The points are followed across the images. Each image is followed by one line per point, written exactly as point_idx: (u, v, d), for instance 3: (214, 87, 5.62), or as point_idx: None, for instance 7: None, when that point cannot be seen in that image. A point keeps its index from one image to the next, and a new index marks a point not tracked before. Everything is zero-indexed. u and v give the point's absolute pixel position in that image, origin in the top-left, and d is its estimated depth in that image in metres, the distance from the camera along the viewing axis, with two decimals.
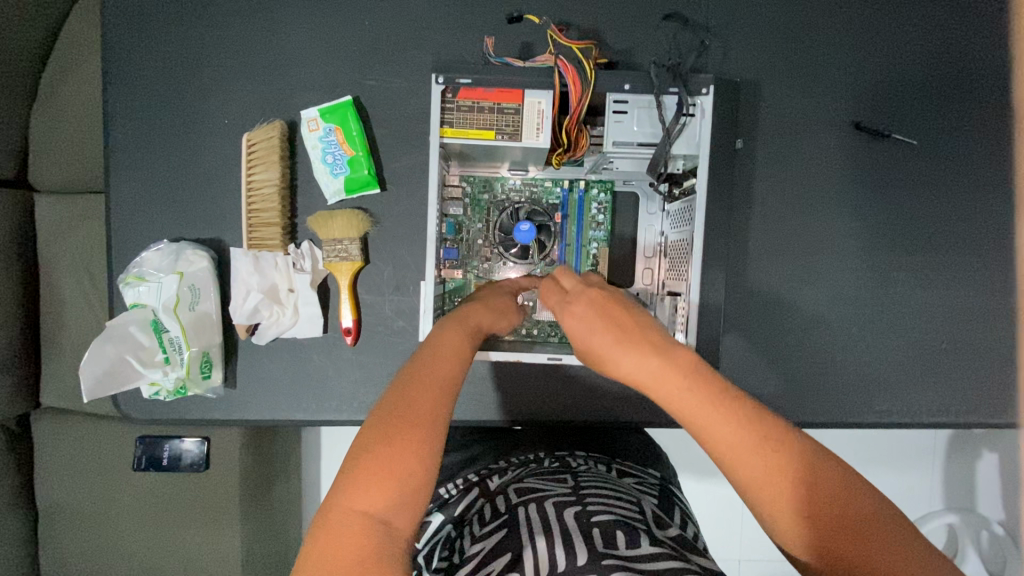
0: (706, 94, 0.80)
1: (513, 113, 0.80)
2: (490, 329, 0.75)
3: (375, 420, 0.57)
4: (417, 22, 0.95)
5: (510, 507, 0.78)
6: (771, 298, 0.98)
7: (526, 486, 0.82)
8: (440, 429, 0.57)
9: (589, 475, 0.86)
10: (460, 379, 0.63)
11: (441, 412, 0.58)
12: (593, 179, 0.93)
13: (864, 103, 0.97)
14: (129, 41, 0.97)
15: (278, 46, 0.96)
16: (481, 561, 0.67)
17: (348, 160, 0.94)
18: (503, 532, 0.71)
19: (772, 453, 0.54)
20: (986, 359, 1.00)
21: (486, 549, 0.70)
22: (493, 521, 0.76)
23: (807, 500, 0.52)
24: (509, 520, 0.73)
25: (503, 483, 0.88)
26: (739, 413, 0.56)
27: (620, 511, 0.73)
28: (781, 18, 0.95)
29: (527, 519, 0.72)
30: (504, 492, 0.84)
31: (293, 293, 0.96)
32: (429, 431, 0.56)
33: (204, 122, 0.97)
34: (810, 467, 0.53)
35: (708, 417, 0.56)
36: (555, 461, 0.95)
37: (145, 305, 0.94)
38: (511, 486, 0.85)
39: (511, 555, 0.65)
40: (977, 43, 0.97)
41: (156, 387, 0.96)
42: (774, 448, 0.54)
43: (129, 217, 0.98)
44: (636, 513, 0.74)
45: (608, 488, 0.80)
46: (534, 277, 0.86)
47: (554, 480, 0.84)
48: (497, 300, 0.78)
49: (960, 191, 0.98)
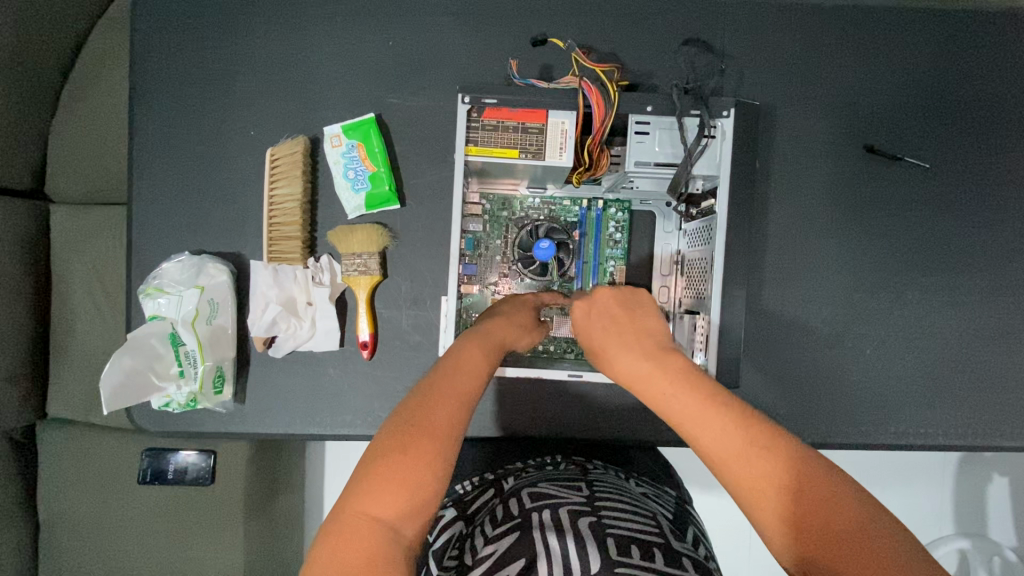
0: (727, 116, 0.80)
1: (537, 133, 0.81)
2: (511, 345, 0.76)
3: (392, 425, 0.57)
4: (442, 43, 0.97)
5: (524, 509, 0.77)
6: (784, 317, 0.98)
7: (541, 491, 0.81)
8: (455, 443, 0.57)
9: (605, 484, 0.86)
10: (477, 396, 0.63)
11: (457, 425, 0.58)
12: (610, 199, 0.95)
13: (876, 127, 0.99)
14: (156, 57, 0.99)
15: (305, 63, 0.98)
16: (493, 560, 0.67)
17: (369, 176, 0.95)
18: (517, 535, 0.71)
19: (764, 453, 0.52)
20: (1001, 381, 1.00)
21: (499, 551, 0.69)
22: (507, 521, 0.75)
23: (798, 508, 0.50)
24: (523, 524, 0.73)
25: (517, 484, 0.87)
26: (740, 418, 0.55)
27: (635, 525, 0.73)
28: (796, 44, 0.97)
29: (542, 523, 0.71)
30: (517, 495, 0.82)
31: (311, 306, 0.96)
32: (443, 443, 0.56)
33: (229, 137, 0.99)
34: (809, 476, 0.50)
35: (706, 420, 0.56)
36: (571, 465, 0.94)
37: (164, 317, 0.94)
38: (525, 487, 0.84)
39: (525, 561, 0.65)
40: (989, 70, 0.99)
41: (167, 399, 0.94)
42: (765, 449, 0.53)
43: (149, 230, 0.99)
44: (651, 528, 0.74)
45: (623, 500, 0.80)
46: (559, 294, 0.87)
47: (569, 487, 0.83)
48: (519, 315, 0.79)
49: (974, 212, 0.99)
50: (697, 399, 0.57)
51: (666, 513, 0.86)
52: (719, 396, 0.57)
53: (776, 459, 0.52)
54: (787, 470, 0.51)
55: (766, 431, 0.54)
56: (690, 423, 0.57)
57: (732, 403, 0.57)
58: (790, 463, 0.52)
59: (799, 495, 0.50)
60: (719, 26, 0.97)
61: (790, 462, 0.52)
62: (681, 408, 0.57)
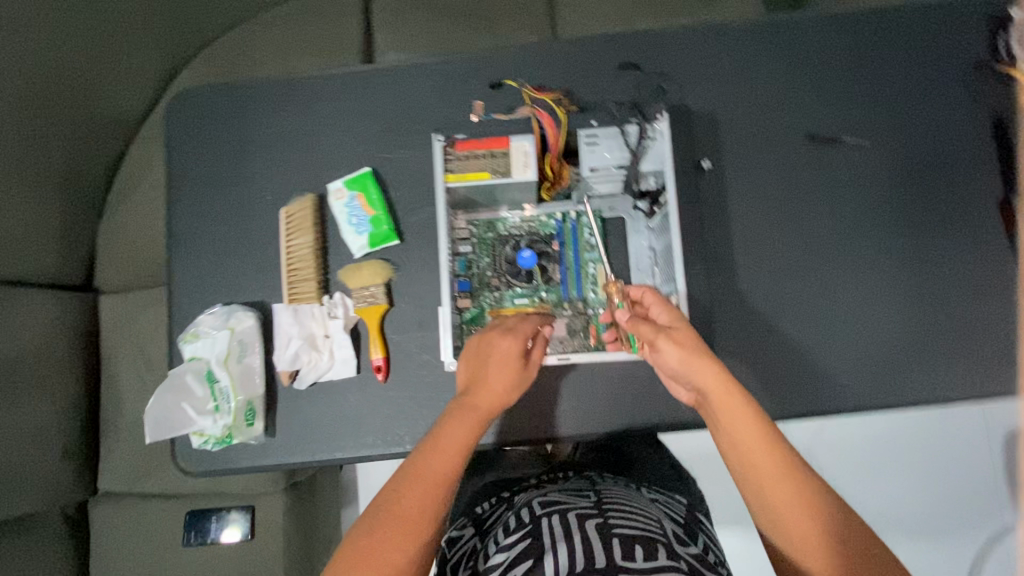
0: (661, 119, 1.03)
1: (503, 156, 0.98)
2: (485, 398, 0.86)
3: (381, 505, 0.77)
4: (420, 102, 1.15)
5: (534, 515, 0.83)
6: (759, 294, 1.06)
7: (550, 498, 0.87)
8: (428, 520, 0.76)
9: (613, 491, 0.91)
10: (456, 470, 0.80)
11: (432, 503, 0.77)
12: (583, 210, 1.06)
13: (811, 117, 1.10)
14: (187, 151, 1.18)
15: (309, 136, 1.16)
16: (503, 566, 0.75)
17: (370, 219, 1.09)
18: (526, 541, 0.77)
19: (802, 491, 0.74)
20: (979, 329, 1.04)
21: (509, 558, 0.75)
22: (516, 530, 0.81)
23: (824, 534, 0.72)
24: (532, 529, 0.79)
25: (527, 496, 0.93)
26: (789, 468, 0.75)
27: (641, 524, 0.79)
28: (724, 59, 1.12)
29: (551, 531, 0.77)
30: (527, 504, 0.88)
31: (328, 339, 1.07)
32: (421, 524, 0.75)
33: (249, 205, 1.15)
34: (831, 513, 0.73)
35: (766, 467, 0.76)
36: (582, 479, 1.00)
37: (201, 358, 1.07)
38: (534, 497, 0.89)
39: (532, 562, 0.73)
40: (903, 55, 1.11)
41: (204, 436, 1.06)
42: (804, 492, 0.74)
43: (186, 294, 1.14)
44: (656, 527, 0.79)
45: (630, 504, 0.86)
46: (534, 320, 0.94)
47: (577, 493, 0.89)
48: (496, 360, 0.88)
49: (915, 179, 1.09)
50: (762, 448, 0.76)
51: (675, 519, 0.91)
52: (778, 447, 0.76)
53: (810, 498, 0.74)
54: (816, 507, 0.73)
55: (803, 474, 0.75)
56: (755, 466, 0.76)
57: (784, 453, 0.76)
58: (817, 501, 0.74)
59: (828, 527, 0.72)
60: (655, 54, 1.12)
61: (817, 500, 0.74)
62: (751, 454, 0.77)
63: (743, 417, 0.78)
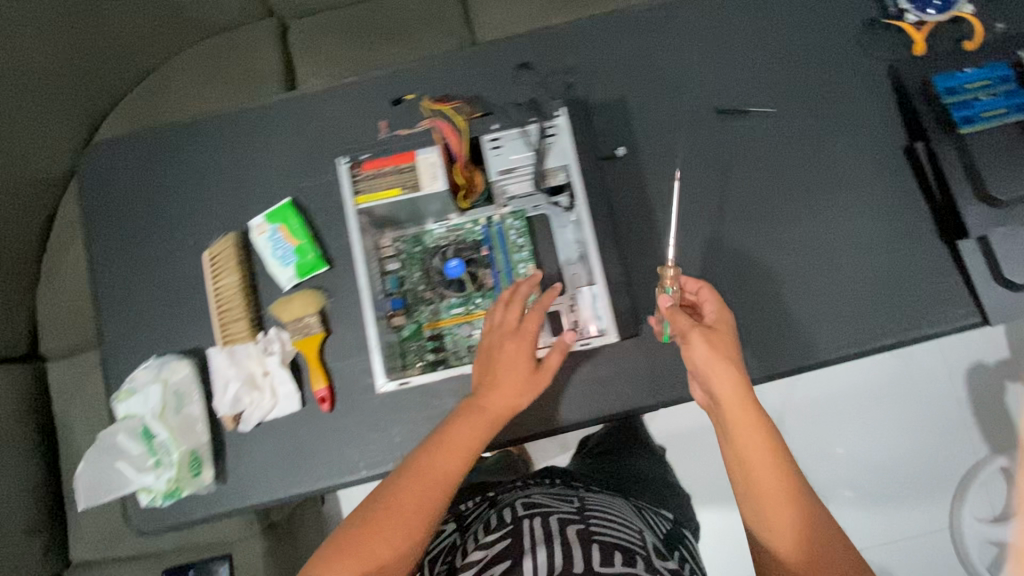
0: (559, 116, 1.04)
1: (410, 170, 1.01)
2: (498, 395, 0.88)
3: (375, 505, 0.78)
4: (333, 126, 1.14)
5: (516, 517, 0.88)
6: (691, 270, 1.07)
7: (533, 502, 0.92)
8: (415, 528, 0.77)
9: (598, 500, 0.97)
10: (453, 476, 0.81)
11: (425, 507, 0.78)
12: (506, 212, 1.04)
13: (717, 91, 1.12)
14: (105, 208, 1.16)
15: (226, 174, 1.15)
16: (481, 563, 0.80)
17: (294, 249, 1.08)
18: (505, 541, 0.82)
19: (792, 494, 0.73)
20: (910, 271, 1.06)
21: (488, 555, 0.81)
22: (498, 528, 0.87)
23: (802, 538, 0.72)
24: (513, 530, 0.84)
25: (512, 498, 0.98)
26: (787, 470, 0.75)
27: (622, 534, 0.84)
28: (626, 47, 1.13)
29: (533, 533, 0.82)
30: (511, 505, 0.94)
31: (268, 375, 1.05)
32: (409, 526, 0.76)
33: (174, 252, 1.13)
34: (817, 523, 0.72)
35: (763, 462, 0.75)
36: (567, 487, 1.06)
37: (136, 415, 1.05)
38: (519, 499, 0.95)
39: (510, 562, 0.78)
40: (796, 21, 1.14)
41: (151, 493, 1.03)
42: (795, 497, 0.73)
43: (121, 351, 1.11)
44: (636, 538, 0.84)
45: (613, 513, 0.91)
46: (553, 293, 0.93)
47: (562, 500, 0.94)
48: (508, 353, 0.89)
49: (827, 136, 1.11)
50: (763, 443, 0.75)
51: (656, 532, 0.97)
52: (781, 449, 0.76)
53: (798, 501, 0.73)
54: (804, 515, 0.73)
55: (801, 483, 0.74)
56: (751, 461, 0.75)
57: (787, 460, 0.75)
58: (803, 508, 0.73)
59: (810, 537, 0.72)
60: (557, 51, 1.13)
61: (807, 507, 0.73)
62: (751, 449, 0.76)
63: (751, 415, 0.77)
